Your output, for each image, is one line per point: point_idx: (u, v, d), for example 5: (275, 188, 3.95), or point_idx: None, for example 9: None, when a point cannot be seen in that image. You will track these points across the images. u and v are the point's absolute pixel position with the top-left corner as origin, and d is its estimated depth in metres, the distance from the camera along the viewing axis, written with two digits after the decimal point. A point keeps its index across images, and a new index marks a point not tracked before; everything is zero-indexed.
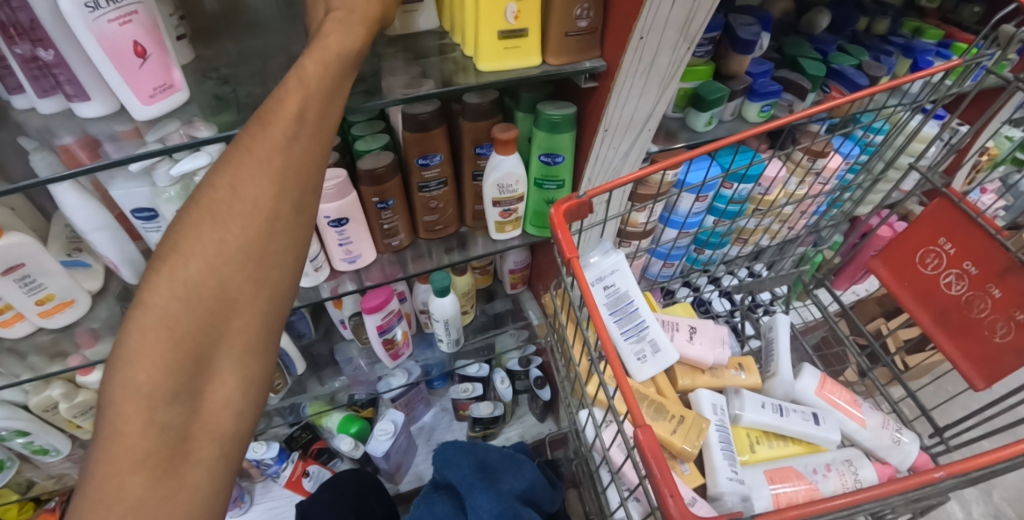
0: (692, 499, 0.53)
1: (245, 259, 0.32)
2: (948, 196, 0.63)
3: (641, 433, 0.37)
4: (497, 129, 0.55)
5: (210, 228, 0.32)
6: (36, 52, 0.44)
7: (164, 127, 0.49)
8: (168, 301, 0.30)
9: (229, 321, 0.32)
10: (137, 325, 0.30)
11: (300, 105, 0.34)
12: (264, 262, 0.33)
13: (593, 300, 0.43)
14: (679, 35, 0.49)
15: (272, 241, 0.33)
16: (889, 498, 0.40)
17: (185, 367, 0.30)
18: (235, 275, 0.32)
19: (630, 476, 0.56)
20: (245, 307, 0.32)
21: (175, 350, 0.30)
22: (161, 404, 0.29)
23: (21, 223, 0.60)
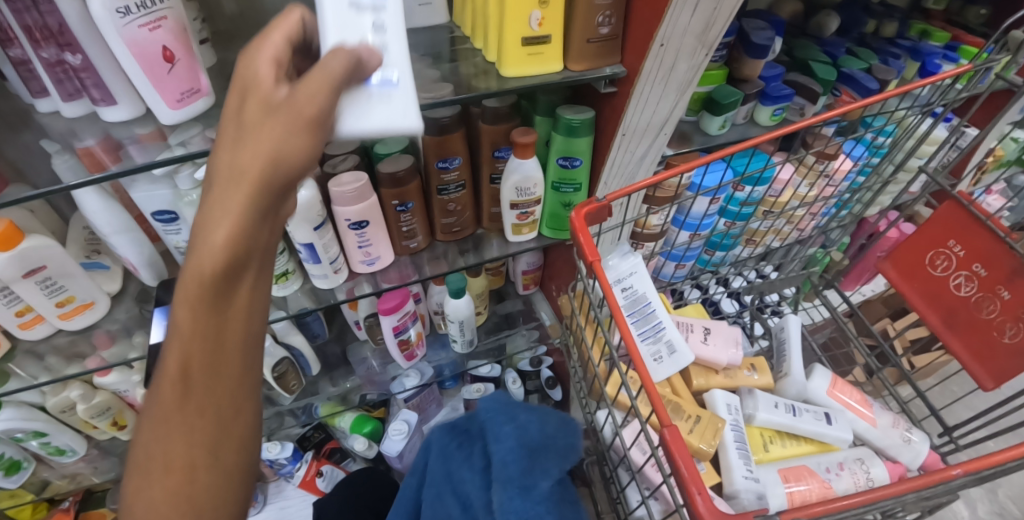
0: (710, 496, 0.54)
1: (215, 335, 0.29)
2: (958, 198, 0.64)
3: (668, 433, 0.38)
4: (516, 133, 0.56)
5: (184, 335, 0.29)
6: (62, 56, 0.44)
7: (186, 131, 0.50)
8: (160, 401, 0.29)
9: (220, 382, 0.30)
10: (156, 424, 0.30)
11: (260, 144, 0.28)
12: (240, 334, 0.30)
13: (617, 304, 0.43)
14: (698, 41, 0.50)
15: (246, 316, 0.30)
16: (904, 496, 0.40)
17: (201, 469, 0.30)
18: (208, 344, 0.29)
19: (651, 476, 0.55)
20: (245, 409, 0.31)
21: (193, 454, 0.29)
22: (176, 479, 0.29)
23: (41, 225, 0.61)
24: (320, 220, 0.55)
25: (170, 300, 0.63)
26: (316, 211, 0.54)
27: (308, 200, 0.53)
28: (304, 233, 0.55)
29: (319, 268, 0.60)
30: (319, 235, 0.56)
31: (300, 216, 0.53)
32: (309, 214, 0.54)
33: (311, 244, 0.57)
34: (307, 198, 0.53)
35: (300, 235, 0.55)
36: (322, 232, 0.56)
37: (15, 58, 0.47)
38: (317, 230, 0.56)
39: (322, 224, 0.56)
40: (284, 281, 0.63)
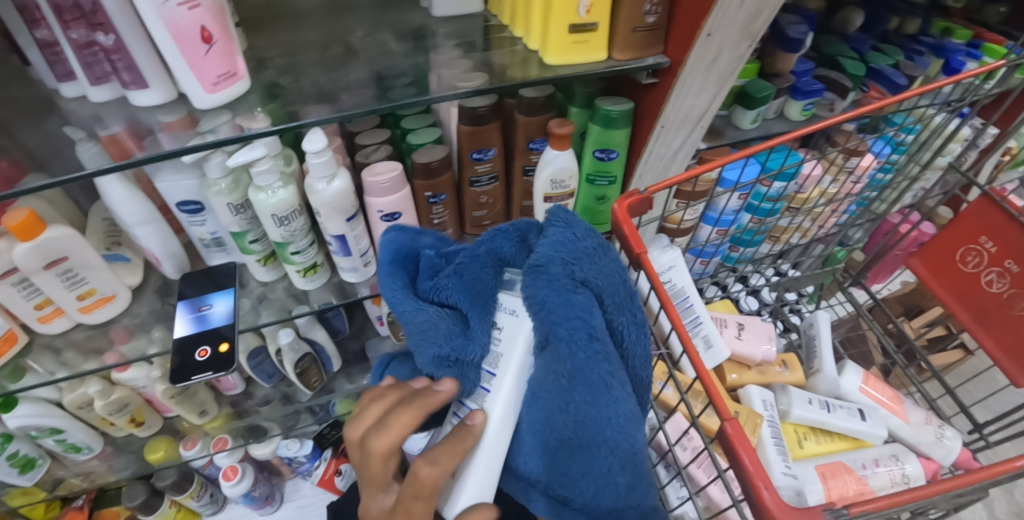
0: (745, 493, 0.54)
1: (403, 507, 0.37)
2: (989, 194, 0.64)
3: (729, 426, 0.37)
4: (554, 124, 0.55)
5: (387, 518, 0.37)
6: (93, 37, 0.43)
7: (216, 118, 0.48)
8: None
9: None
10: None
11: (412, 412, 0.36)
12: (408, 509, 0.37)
13: (667, 297, 0.43)
14: (744, 32, 0.49)
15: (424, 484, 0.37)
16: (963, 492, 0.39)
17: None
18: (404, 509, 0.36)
19: (699, 477, 0.54)
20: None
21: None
22: None
23: (60, 216, 0.59)
24: (352, 211, 0.54)
25: (193, 294, 0.61)
26: (349, 202, 0.53)
27: (342, 191, 0.52)
28: (337, 225, 0.54)
29: (349, 261, 0.59)
30: (351, 227, 0.55)
31: (333, 207, 0.52)
32: (342, 205, 0.53)
33: (343, 236, 0.55)
34: (341, 188, 0.51)
35: (333, 227, 0.54)
36: (354, 225, 0.55)
37: (41, 39, 0.45)
38: (349, 221, 0.54)
39: (354, 216, 0.55)
40: (312, 274, 0.62)
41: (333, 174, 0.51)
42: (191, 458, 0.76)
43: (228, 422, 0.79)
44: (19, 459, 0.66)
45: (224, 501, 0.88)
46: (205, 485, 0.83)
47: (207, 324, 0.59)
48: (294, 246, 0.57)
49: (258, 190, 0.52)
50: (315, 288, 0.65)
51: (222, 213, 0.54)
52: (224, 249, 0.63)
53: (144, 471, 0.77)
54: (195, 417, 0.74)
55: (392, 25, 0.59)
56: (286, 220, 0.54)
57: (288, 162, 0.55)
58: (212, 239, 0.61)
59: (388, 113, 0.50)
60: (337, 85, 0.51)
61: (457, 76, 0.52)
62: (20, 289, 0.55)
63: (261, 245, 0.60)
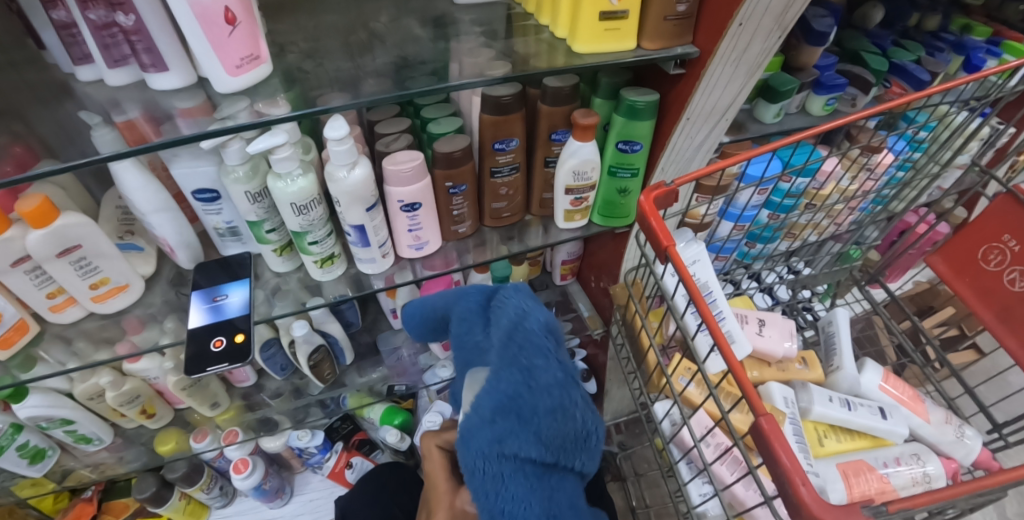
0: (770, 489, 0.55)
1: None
2: (1013, 192, 0.63)
3: (763, 422, 0.36)
4: (578, 115, 0.54)
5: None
6: (114, 17, 0.42)
7: (235, 104, 0.46)
8: None
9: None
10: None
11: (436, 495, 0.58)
12: None
13: (697, 288, 0.42)
14: (776, 22, 0.48)
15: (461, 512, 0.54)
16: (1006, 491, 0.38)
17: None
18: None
19: (723, 475, 0.53)
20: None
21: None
22: None
23: (74, 203, 0.58)
24: (373, 201, 0.53)
25: (207, 284, 0.60)
26: (369, 192, 0.52)
27: (363, 179, 0.51)
28: (355, 215, 0.53)
29: (367, 252, 0.58)
30: (370, 218, 0.54)
31: (353, 196, 0.51)
32: (361, 194, 0.52)
33: (360, 226, 0.54)
34: (361, 176, 0.51)
35: (351, 217, 0.53)
36: (373, 215, 0.54)
37: (58, 21, 0.44)
38: (369, 211, 0.53)
39: (374, 206, 0.54)
40: (329, 265, 0.61)
41: (354, 162, 0.51)
42: (202, 451, 0.75)
43: (240, 414, 0.77)
44: (29, 449, 0.66)
45: (233, 493, 0.87)
46: (215, 478, 0.83)
47: (223, 314, 0.58)
48: (313, 236, 0.56)
49: (277, 177, 0.51)
50: (330, 279, 0.64)
51: (239, 201, 0.53)
52: (239, 239, 0.62)
53: (154, 463, 0.76)
54: (207, 409, 0.73)
55: (416, 12, 0.58)
56: (305, 209, 0.53)
57: (307, 150, 0.54)
58: (227, 228, 0.60)
59: (412, 100, 0.49)
60: (363, 70, 0.50)
61: (482, 64, 0.51)
62: (33, 277, 0.54)
63: (278, 235, 0.59)
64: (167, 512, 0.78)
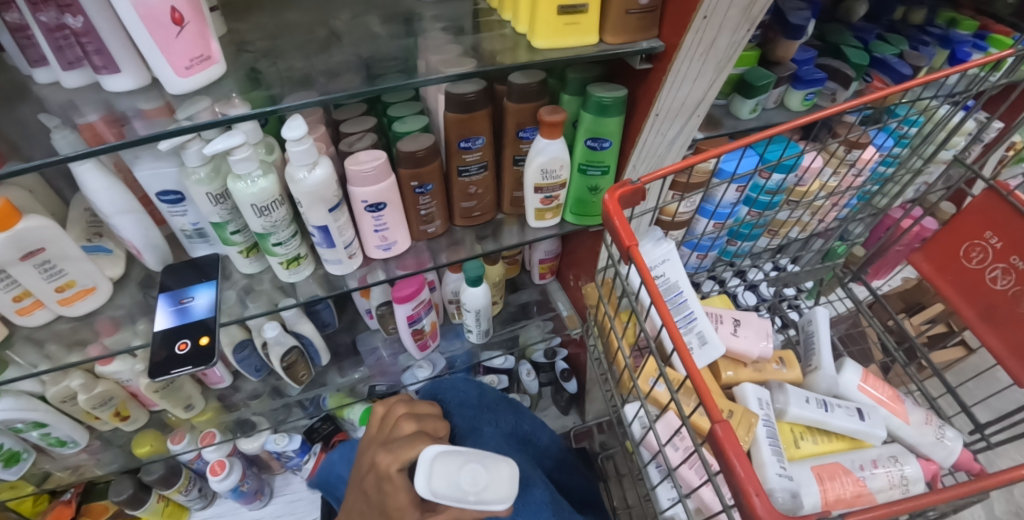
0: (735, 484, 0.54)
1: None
2: (996, 188, 0.62)
3: (719, 429, 0.35)
4: (545, 112, 0.53)
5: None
6: (63, 19, 0.41)
7: (195, 105, 0.46)
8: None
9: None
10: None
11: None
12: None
13: (657, 291, 0.41)
14: (743, 15, 0.47)
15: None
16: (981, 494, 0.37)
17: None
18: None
19: (688, 478, 0.52)
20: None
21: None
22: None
23: (39, 206, 0.57)
24: (335, 201, 0.52)
25: (176, 285, 0.60)
26: (331, 192, 0.51)
27: (324, 179, 0.50)
28: (318, 215, 0.52)
29: (333, 253, 0.57)
30: (332, 218, 0.53)
31: (315, 196, 0.51)
32: (323, 195, 0.51)
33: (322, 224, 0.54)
34: (323, 176, 0.50)
35: (314, 218, 0.53)
36: (335, 215, 0.53)
37: (10, 23, 0.43)
38: (332, 212, 0.53)
39: (336, 206, 0.53)
40: (295, 267, 0.60)
41: (314, 162, 0.50)
42: (179, 452, 0.75)
43: (217, 416, 0.77)
44: (2, 453, 0.66)
45: (213, 494, 0.87)
46: (194, 480, 0.83)
47: (189, 317, 0.57)
48: (276, 237, 0.55)
49: (236, 179, 0.50)
50: (300, 280, 0.64)
51: (201, 203, 0.52)
52: (207, 240, 0.61)
53: (132, 465, 0.76)
54: (182, 411, 0.73)
55: (379, 8, 0.57)
56: (267, 210, 0.52)
57: (269, 151, 0.53)
58: (194, 229, 0.59)
59: (375, 97, 0.48)
60: (316, 70, 0.50)
61: (446, 62, 0.50)
62: None
63: (243, 236, 0.58)
64: (145, 514, 0.78)
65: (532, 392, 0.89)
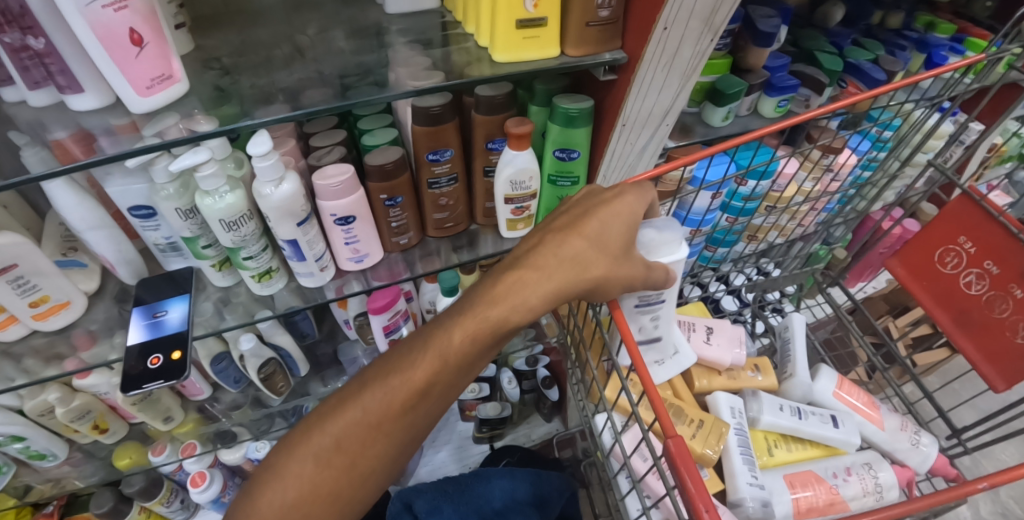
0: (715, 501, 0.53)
1: (413, 399, 0.40)
2: (968, 193, 0.61)
3: (672, 444, 0.35)
4: (511, 124, 0.53)
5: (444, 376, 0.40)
6: (26, 41, 0.41)
7: (162, 120, 0.46)
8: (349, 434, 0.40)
9: (425, 406, 0.41)
10: (379, 383, 0.41)
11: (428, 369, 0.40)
12: (376, 444, 0.41)
13: (617, 305, 0.41)
14: (705, 25, 0.47)
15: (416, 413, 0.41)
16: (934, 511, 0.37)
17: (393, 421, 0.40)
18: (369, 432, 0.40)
19: (653, 485, 0.53)
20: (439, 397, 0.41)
21: (396, 408, 0.40)
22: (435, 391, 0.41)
23: (13, 222, 0.58)
24: (303, 215, 0.53)
25: (151, 299, 0.60)
26: (299, 206, 0.52)
27: (291, 194, 0.50)
28: (285, 230, 0.52)
29: (304, 266, 0.57)
30: (302, 233, 0.54)
31: (282, 211, 0.51)
32: (290, 210, 0.51)
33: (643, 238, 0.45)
34: (290, 191, 0.50)
35: (282, 233, 0.53)
36: (303, 228, 0.53)
37: None
38: (301, 226, 0.53)
39: (305, 220, 0.53)
40: (267, 280, 0.60)
41: (281, 177, 0.50)
42: (159, 464, 0.75)
43: (197, 427, 0.78)
44: None
45: (196, 505, 0.88)
46: (175, 491, 0.83)
47: (163, 330, 0.58)
48: (247, 251, 0.56)
49: (204, 195, 0.50)
50: (275, 293, 0.64)
51: (171, 218, 0.53)
52: (181, 254, 0.61)
53: (113, 477, 0.76)
54: (161, 423, 0.73)
55: (345, 23, 0.57)
56: (235, 225, 0.52)
57: (238, 166, 0.54)
58: (168, 243, 0.59)
59: (342, 112, 0.49)
60: (278, 86, 0.50)
61: (413, 75, 0.50)
62: None
63: (216, 250, 0.58)
64: None
65: (513, 400, 0.88)
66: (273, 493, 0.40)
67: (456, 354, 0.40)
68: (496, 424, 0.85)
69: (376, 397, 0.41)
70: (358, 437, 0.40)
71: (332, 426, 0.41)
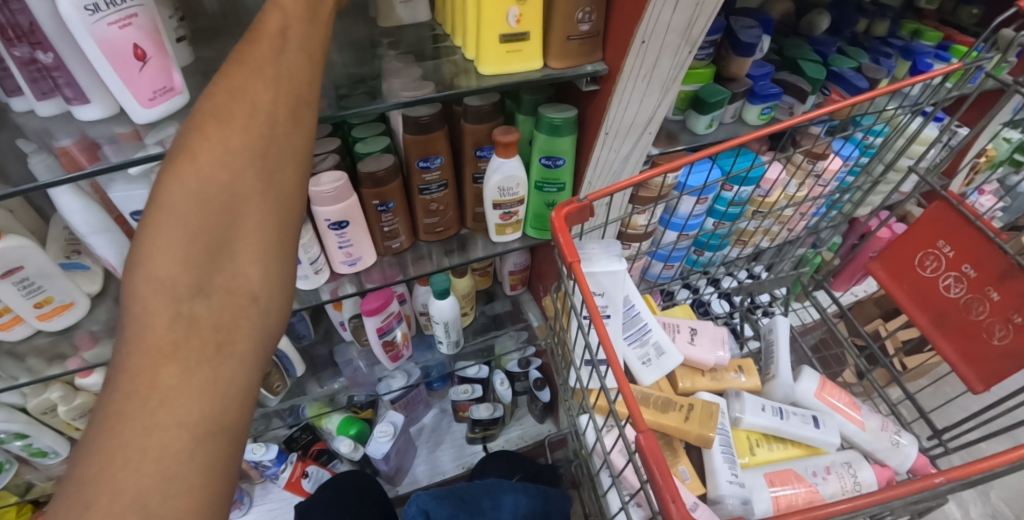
0: (696, 503, 0.53)
1: (239, 187, 0.29)
2: (947, 198, 0.63)
3: (642, 438, 0.37)
4: (498, 133, 0.55)
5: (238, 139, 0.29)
6: (35, 54, 0.43)
7: (163, 128, 0.50)
8: (171, 264, 0.26)
9: (242, 219, 0.29)
10: (154, 224, 0.27)
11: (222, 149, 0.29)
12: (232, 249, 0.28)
13: (594, 306, 0.43)
14: (682, 38, 0.49)
15: (251, 194, 0.29)
16: (890, 502, 0.38)
17: (203, 260, 0.27)
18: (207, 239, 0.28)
19: (630, 480, 0.55)
20: (256, 202, 0.29)
21: (191, 243, 0.27)
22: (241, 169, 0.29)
23: (19, 226, 0.60)
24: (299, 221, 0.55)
25: None
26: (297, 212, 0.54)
27: None
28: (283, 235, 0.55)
29: (299, 269, 0.59)
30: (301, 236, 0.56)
31: None
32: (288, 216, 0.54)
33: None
34: None
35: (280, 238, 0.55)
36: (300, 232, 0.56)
37: None
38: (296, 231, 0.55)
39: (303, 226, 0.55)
40: None
41: None
42: None
43: None
44: None
45: None
46: None
47: None
48: None
49: None
50: None
51: None
52: None
53: None
54: None
55: (341, 34, 0.60)
56: None
57: None
58: None
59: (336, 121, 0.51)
60: None
61: (404, 85, 0.52)
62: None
63: None
64: None
65: (506, 401, 0.89)
66: (102, 497, 0.22)
67: (235, 166, 0.29)
68: (489, 424, 0.86)
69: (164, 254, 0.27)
70: (182, 307, 0.27)
71: (149, 270, 0.26)
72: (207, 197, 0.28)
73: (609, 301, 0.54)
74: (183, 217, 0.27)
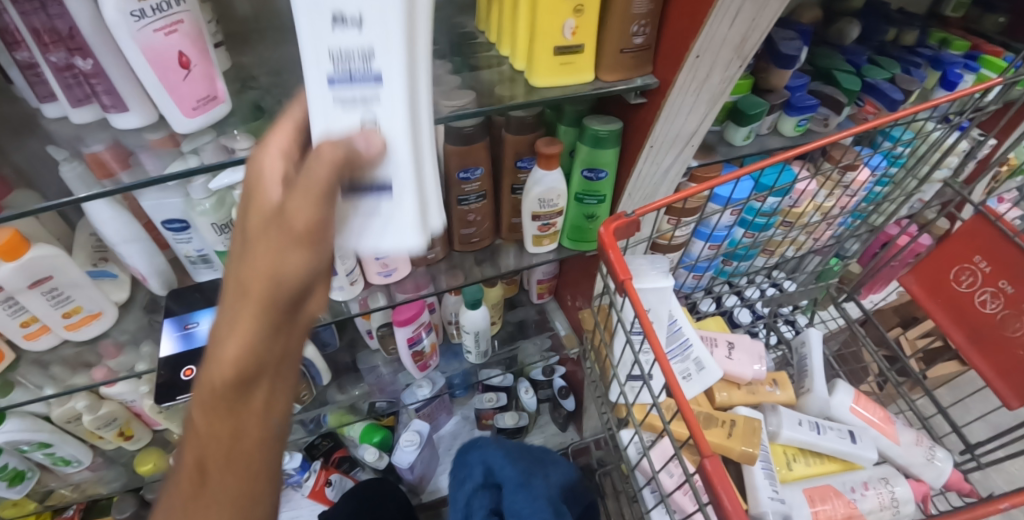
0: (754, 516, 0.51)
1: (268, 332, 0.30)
2: (985, 215, 0.63)
3: (709, 462, 0.37)
4: (542, 144, 0.54)
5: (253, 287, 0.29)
6: (73, 60, 0.42)
7: (198, 138, 0.48)
8: (207, 396, 0.31)
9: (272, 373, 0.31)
10: (212, 360, 0.31)
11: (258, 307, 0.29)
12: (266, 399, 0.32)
13: (651, 325, 0.42)
14: (734, 53, 0.48)
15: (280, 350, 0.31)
16: None
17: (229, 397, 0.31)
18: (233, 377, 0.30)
19: (683, 503, 0.53)
20: (284, 362, 0.32)
21: (225, 388, 0.30)
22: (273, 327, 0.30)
23: (47, 233, 0.59)
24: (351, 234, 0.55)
25: (180, 310, 0.61)
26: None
27: None
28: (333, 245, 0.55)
29: (335, 280, 0.58)
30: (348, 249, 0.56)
31: None
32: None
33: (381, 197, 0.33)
34: None
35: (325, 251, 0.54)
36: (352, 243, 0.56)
37: (21, 61, 0.44)
38: (335, 241, 0.54)
39: None
40: None
41: None
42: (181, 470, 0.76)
43: None
44: (9, 472, 0.67)
45: None
46: None
47: (194, 343, 0.60)
48: None
49: None
50: None
51: (205, 232, 0.54)
52: (211, 267, 0.62)
53: (134, 483, 0.77)
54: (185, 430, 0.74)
55: None
56: None
57: None
58: (199, 256, 0.60)
59: None
60: None
61: (445, 95, 0.51)
62: (6, 308, 0.55)
63: None
64: None
65: (530, 409, 0.88)
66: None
67: (272, 319, 0.30)
68: (514, 434, 0.86)
69: (212, 373, 0.31)
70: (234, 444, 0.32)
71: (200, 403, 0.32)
72: (252, 356, 0.30)
73: (660, 318, 0.53)
74: (242, 357, 0.30)
